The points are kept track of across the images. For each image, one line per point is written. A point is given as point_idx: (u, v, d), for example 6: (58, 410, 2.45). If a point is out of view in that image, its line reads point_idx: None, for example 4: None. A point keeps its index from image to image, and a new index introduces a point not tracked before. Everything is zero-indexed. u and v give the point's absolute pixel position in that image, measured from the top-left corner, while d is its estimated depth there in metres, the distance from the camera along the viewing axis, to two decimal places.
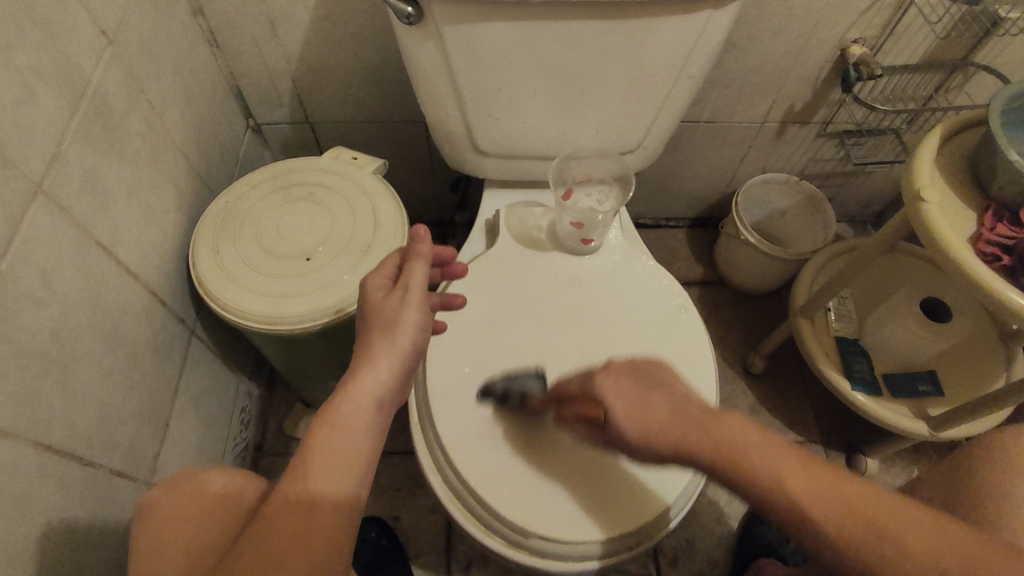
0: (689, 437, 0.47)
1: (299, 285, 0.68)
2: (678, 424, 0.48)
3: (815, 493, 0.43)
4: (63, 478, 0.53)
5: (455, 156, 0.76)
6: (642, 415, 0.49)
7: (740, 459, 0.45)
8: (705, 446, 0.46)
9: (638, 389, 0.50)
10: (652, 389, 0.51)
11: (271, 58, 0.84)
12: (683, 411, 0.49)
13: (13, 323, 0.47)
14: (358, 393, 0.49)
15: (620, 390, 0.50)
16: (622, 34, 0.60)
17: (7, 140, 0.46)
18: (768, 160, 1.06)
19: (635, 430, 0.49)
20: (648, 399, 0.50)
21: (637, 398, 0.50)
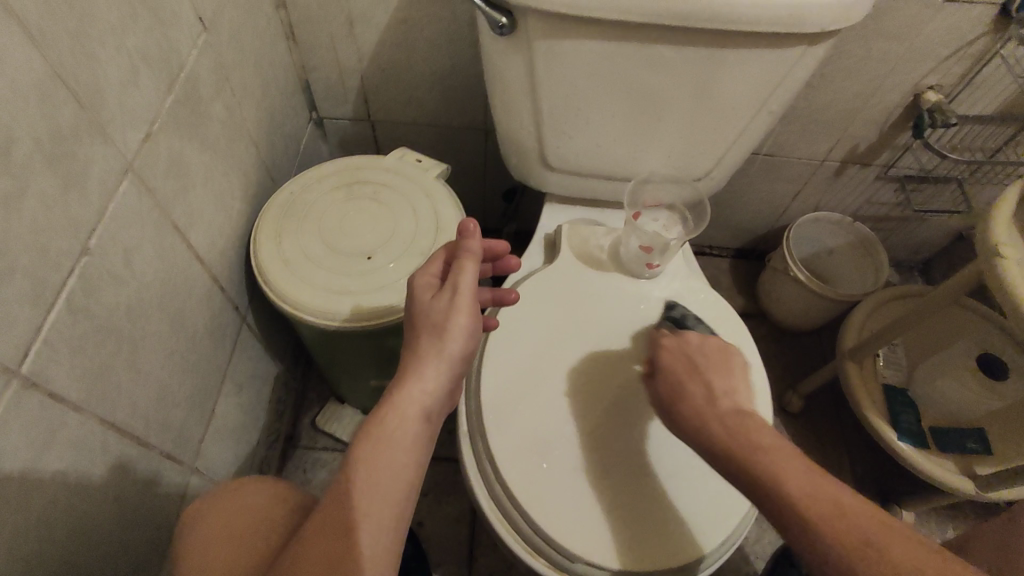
0: (720, 421, 0.49)
1: (358, 282, 0.68)
2: (711, 402, 0.51)
3: (808, 487, 0.42)
4: (122, 456, 0.53)
5: (521, 168, 0.76)
6: (688, 385, 0.53)
7: (767, 454, 0.45)
8: (726, 423, 0.49)
9: (689, 365, 0.55)
10: (699, 373, 0.54)
11: (344, 56, 0.85)
12: (717, 397, 0.51)
13: (96, 298, 0.47)
14: (406, 399, 0.47)
15: (673, 352, 0.56)
16: (713, 64, 0.60)
17: (109, 118, 0.47)
18: (823, 198, 1.05)
19: (666, 384, 0.54)
20: (702, 378, 0.53)
21: (687, 377, 0.54)
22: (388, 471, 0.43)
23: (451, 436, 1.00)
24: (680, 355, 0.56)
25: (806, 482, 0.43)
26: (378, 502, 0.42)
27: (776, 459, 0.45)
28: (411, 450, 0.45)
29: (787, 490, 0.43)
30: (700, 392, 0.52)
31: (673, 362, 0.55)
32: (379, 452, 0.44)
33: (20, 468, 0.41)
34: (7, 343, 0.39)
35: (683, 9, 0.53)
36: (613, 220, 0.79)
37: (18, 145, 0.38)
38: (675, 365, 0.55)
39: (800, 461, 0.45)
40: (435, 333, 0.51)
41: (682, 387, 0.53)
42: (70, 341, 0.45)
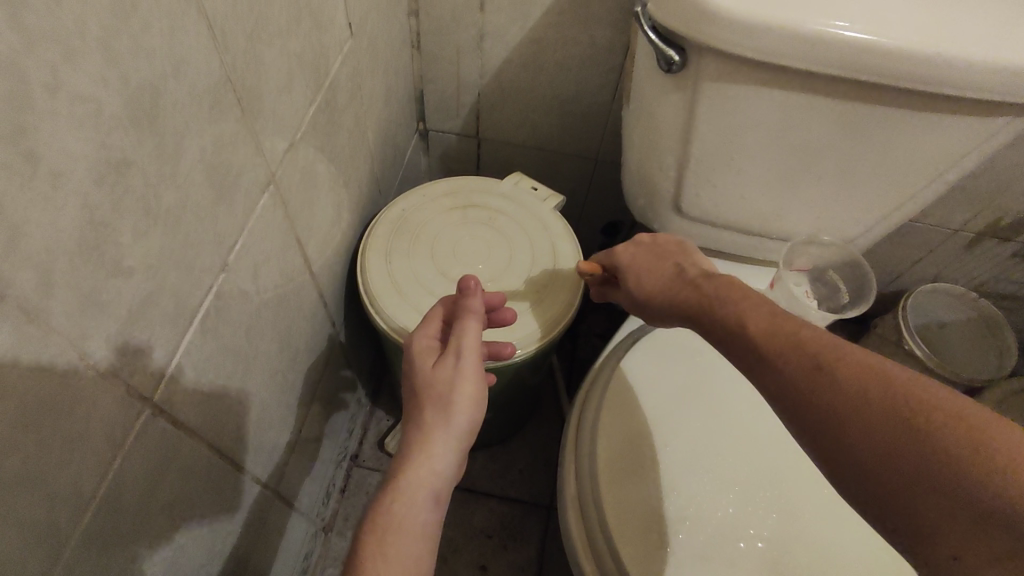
0: (678, 291, 0.49)
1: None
2: (683, 278, 0.50)
3: (793, 338, 0.39)
4: (222, 484, 0.49)
5: (646, 211, 0.71)
6: (647, 276, 0.52)
7: (709, 300, 0.46)
8: (695, 285, 0.48)
9: (654, 257, 0.54)
10: (664, 261, 0.53)
11: (466, 70, 0.81)
12: (684, 270, 0.50)
13: (225, 317, 0.44)
14: (416, 473, 0.43)
15: (636, 255, 0.55)
16: (899, 127, 0.54)
17: (264, 127, 0.43)
18: (946, 268, 0.97)
19: (630, 279, 0.54)
20: (655, 267, 0.53)
21: (645, 263, 0.53)
22: (404, 545, 0.40)
23: (521, 475, 0.95)
24: (631, 254, 0.55)
25: (761, 319, 0.42)
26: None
27: (731, 304, 0.44)
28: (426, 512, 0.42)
29: (754, 339, 0.41)
30: (666, 268, 0.52)
31: (622, 256, 0.55)
32: (393, 526, 0.41)
33: (134, 502, 0.38)
34: (148, 368, 0.36)
35: (889, 67, 0.48)
36: (740, 274, 0.73)
37: (187, 154, 0.35)
38: (626, 260, 0.55)
39: (770, 312, 0.42)
40: (436, 398, 0.45)
41: (631, 273, 0.54)
42: (198, 363, 0.41)
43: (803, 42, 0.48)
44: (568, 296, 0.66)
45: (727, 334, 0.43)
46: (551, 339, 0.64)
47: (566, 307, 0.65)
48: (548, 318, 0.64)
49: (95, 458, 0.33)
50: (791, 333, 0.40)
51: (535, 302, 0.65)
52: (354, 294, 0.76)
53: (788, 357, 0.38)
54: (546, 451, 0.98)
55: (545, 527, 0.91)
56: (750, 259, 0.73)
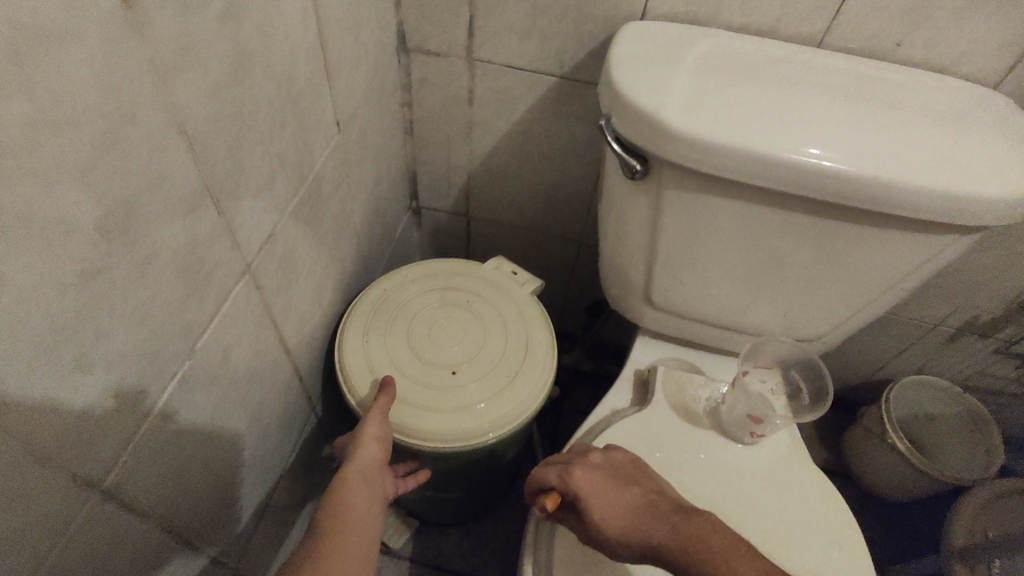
0: (652, 530, 0.50)
1: (438, 400, 0.65)
2: (650, 512, 0.51)
3: None
4: (174, 564, 0.50)
5: (620, 299, 0.74)
6: (613, 509, 0.52)
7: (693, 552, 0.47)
8: (665, 528, 0.50)
9: (612, 486, 0.53)
10: (627, 487, 0.53)
11: (456, 156, 0.85)
12: (637, 493, 0.53)
13: (189, 401, 0.46)
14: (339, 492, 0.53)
15: (594, 480, 0.53)
16: (852, 240, 0.56)
17: (241, 224, 0.47)
18: (928, 360, 0.97)
19: (598, 516, 0.52)
20: (614, 492, 0.53)
21: (606, 493, 0.53)
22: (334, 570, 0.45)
23: (494, 553, 0.94)
24: (590, 476, 0.54)
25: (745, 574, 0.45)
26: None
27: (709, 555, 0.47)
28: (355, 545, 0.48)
29: None
30: (635, 508, 0.52)
31: (578, 480, 0.53)
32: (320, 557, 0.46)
33: None
34: (99, 458, 0.37)
35: (834, 187, 0.51)
36: (708, 365, 0.74)
37: (158, 257, 0.38)
38: (587, 490, 0.53)
39: (723, 538, 0.48)
40: (357, 470, 0.56)
41: (592, 509, 0.52)
42: (156, 447, 0.43)
43: (753, 161, 0.51)
44: (538, 383, 0.68)
45: None
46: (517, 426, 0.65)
47: (535, 395, 0.67)
48: (516, 406, 0.65)
49: (31, 549, 0.34)
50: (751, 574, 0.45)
51: (504, 388, 0.66)
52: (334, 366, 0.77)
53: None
54: (521, 530, 0.96)
55: None
56: (720, 350, 0.75)
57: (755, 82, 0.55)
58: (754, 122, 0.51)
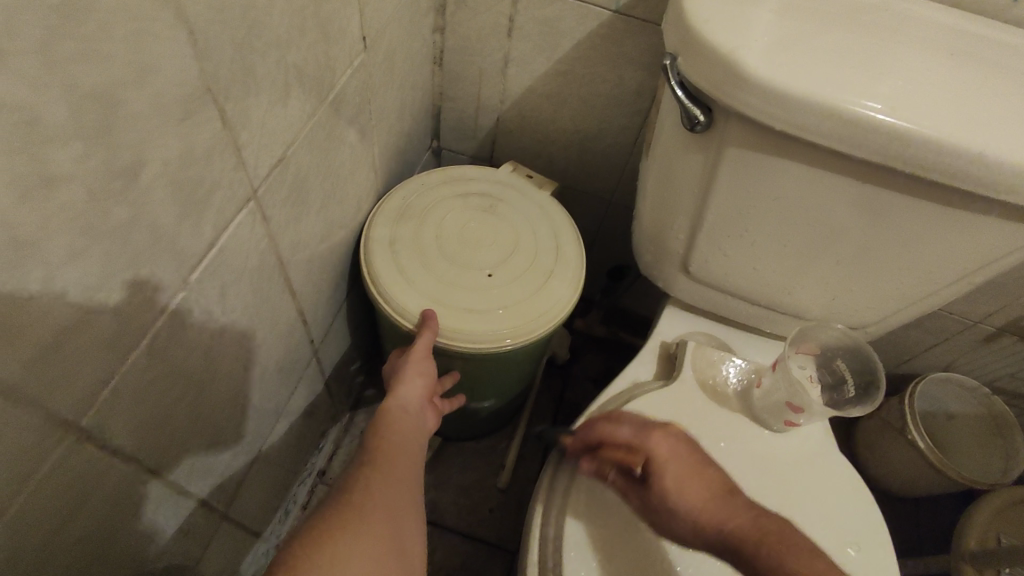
0: (739, 526, 0.45)
1: (480, 299, 0.66)
2: (738, 508, 0.46)
3: None
4: (157, 508, 0.46)
5: (653, 266, 0.68)
6: (690, 488, 0.46)
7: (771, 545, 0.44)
8: (751, 531, 0.45)
9: (693, 460, 0.48)
10: (708, 466, 0.48)
11: (486, 94, 0.78)
12: (717, 479, 0.47)
13: (181, 337, 0.41)
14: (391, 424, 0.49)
15: (675, 450, 0.48)
16: (929, 222, 0.50)
17: (249, 142, 0.41)
18: (959, 358, 0.93)
19: (674, 486, 0.46)
20: (697, 473, 0.47)
21: (690, 469, 0.47)
22: (390, 495, 0.41)
23: (490, 514, 0.91)
24: (673, 445, 0.48)
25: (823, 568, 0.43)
26: (382, 535, 0.38)
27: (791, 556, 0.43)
28: (409, 473, 0.44)
29: None
30: (715, 490, 0.47)
31: (659, 445, 0.48)
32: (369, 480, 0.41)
33: (44, 535, 0.34)
34: (76, 392, 0.32)
35: (927, 160, 0.44)
36: (737, 343, 0.70)
37: (150, 167, 0.32)
38: (667, 458, 0.47)
39: (817, 563, 0.43)
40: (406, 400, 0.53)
41: (672, 483, 0.47)
42: (142, 385, 0.38)
43: (839, 121, 0.44)
44: (570, 281, 0.69)
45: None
46: (551, 327, 0.67)
47: (569, 290, 0.68)
48: (553, 302, 0.67)
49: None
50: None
51: (542, 285, 0.68)
52: (340, 311, 0.72)
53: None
54: (519, 493, 0.93)
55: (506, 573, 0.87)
56: (752, 329, 0.70)
57: (845, 30, 0.48)
58: (844, 76, 0.45)
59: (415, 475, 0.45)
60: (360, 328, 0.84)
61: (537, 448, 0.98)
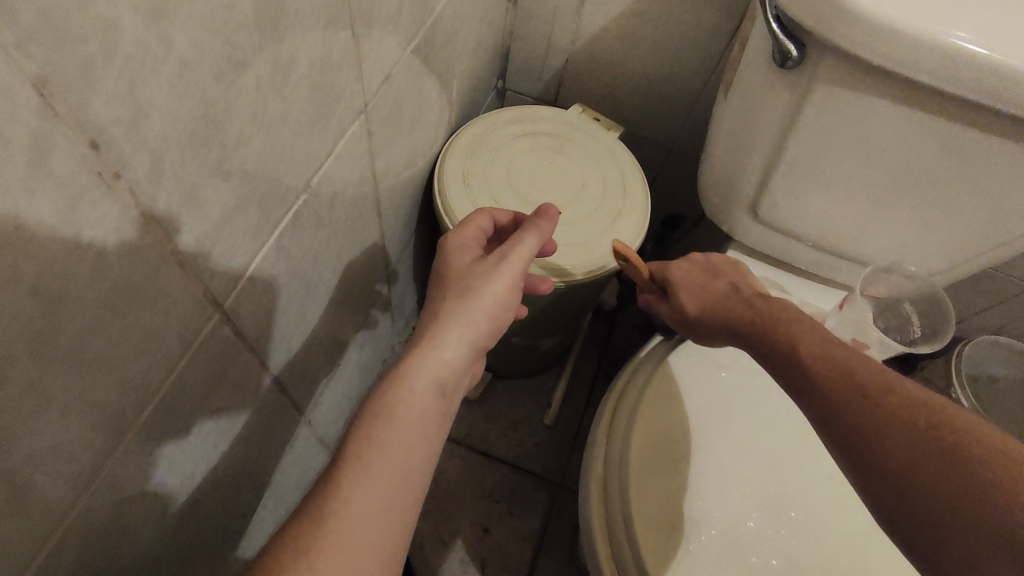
0: (809, 351, 0.43)
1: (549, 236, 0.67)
2: (811, 338, 0.44)
3: (885, 387, 0.38)
4: (262, 401, 0.50)
5: (721, 208, 0.69)
6: (698, 291, 0.55)
7: (779, 333, 0.46)
8: (839, 363, 0.41)
9: (706, 275, 0.57)
10: (717, 280, 0.56)
11: (559, 33, 0.79)
12: (744, 292, 0.53)
13: (298, 239, 0.44)
14: (443, 294, 0.47)
15: (686, 273, 0.57)
16: (1015, 166, 0.50)
17: (368, 56, 0.43)
18: (1011, 322, 0.93)
19: (683, 296, 0.56)
20: (709, 282, 0.56)
21: (700, 281, 0.56)
22: (387, 473, 0.39)
23: (537, 448, 0.95)
24: (686, 270, 0.58)
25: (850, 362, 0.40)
26: (367, 527, 0.37)
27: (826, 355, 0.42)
28: (422, 442, 0.41)
29: (842, 372, 0.40)
30: (724, 290, 0.54)
31: (675, 269, 0.58)
32: (367, 457, 0.39)
33: (190, 404, 0.38)
34: (224, 274, 0.35)
35: (1023, 100, 0.45)
36: (799, 290, 0.71)
37: (297, 66, 0.34)
38: (682, 276, 0.57)
39: (834, 351, 0.42)
40: (462, 256, 0.50)
41: (681, 287, 0.56)
42: (267, 280, 0.42)
43: (939, 56, 0.44)
44: (637, 223, 0.70)
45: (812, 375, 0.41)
46: (615, 268, 0.67)
47: (636, 232, 0.69)
48: (621, 242, 0.68)
49: (165, 352, 0.33)
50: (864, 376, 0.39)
51: (609, 226, 0.69)
52: (410, 241, 0.75)
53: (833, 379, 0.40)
54: (565, 431, 0.97)
55: (551, 503, 0.91)
56: (813, 276, 0.71)
57: None
58: (948, 10, 0.45)
59: (446, 379, 0.44)
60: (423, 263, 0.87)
61: (583, 390, 1.01)
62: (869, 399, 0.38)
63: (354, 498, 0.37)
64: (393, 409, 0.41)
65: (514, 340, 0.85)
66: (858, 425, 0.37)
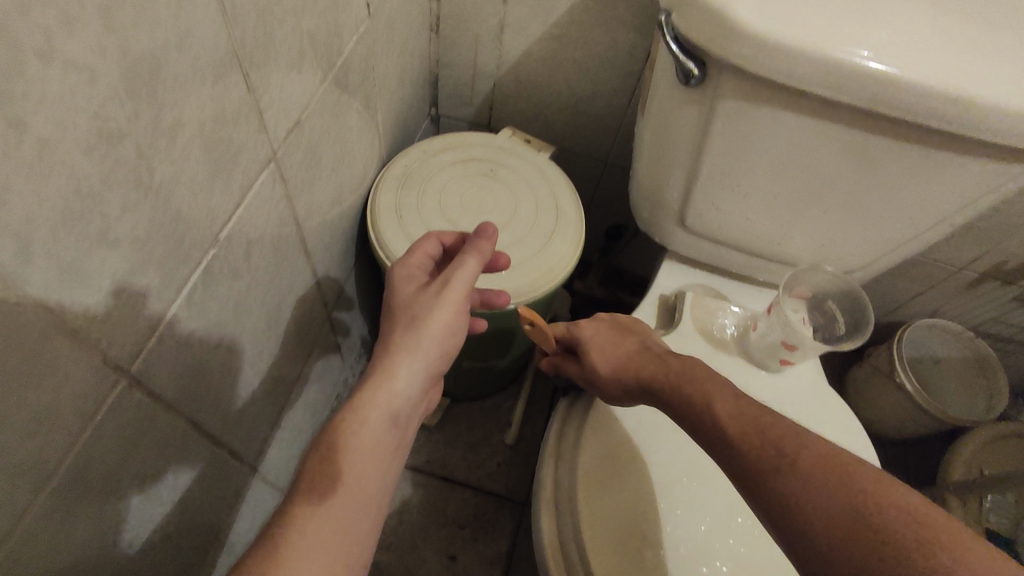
0: (730, 415, 0.43)
1: None
2: (726, 396, 0.45)
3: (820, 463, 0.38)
4: (193, 459, 0.49)
5: (652, 221, 0.71)
6: (609, 358, 0.55)
7: (707, 392, 0.46)
8: (752, 426, 0.41)
9: (614, 335, 0.57)
10: (626, 340, 0.56)
11: (483, 59, 0.80)
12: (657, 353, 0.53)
13: (213, 294, 0.43)
14: (396, 323, 0.47)
15: (598, 331, 0.58)
16: (912, 164, 0.53)
17: (268, 107, 0.43)
18: (945, 305, 0.97)
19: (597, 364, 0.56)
20: (619, 342, 0.56)
21: (610, 343, 0.57)
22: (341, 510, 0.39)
23: (500, 469, 0.95)
24: (596, 327, 0.59)
25: (782, 427, 0.40)
26: (324, 560, 0.37)
27: (751, 414, 0.42)
28: (376, 474, 0.42)
29: (759, 429, 0.41)
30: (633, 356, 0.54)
31: (585, 329, 0.59)
32: (320, 492, 0.39)
33: (104, 470, 0.37)
34: (127, 337, 0.35)
35: (911, 104, 0.47)
36: (734, 293, 0.73)
37: (185, 128, 0.34)
38: (591, 337, 0.58)
39: (750, 407, 0.43)
40: (411, 283, 0.50)
41: (591, 353, 0.57)
42: (181, 339, 0.41)
43: (828, 70, 0.46)
44: (572, 240, 0.71)
45: (726, 435, 0.42)
46: (554, 287, 0.68)
47: (572, 251, 0.70)
48: (558, 261, 0.69)
49: (63, 426, 0.32)
50: (806, 448, 0.39)
51: (544, 247, 0.69)
52: (349, 275, 0.75)
53: (756, 443, 0.40)
54: (526, 449, 0.97)
55: (517, 523, 0.91)
56: (746, 278, 0.73)
57: None
58: (834, 24, 0.47)
59: (398, 413, 0.44)
60: (369, 295, 0.86)
61: (543, 405, 1.01)
62: (801, 475, 0.37)
63: (308, 528, 0.37)
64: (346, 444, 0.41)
65: (465, 364, 0.85)
66: (787, 500, 0.37)
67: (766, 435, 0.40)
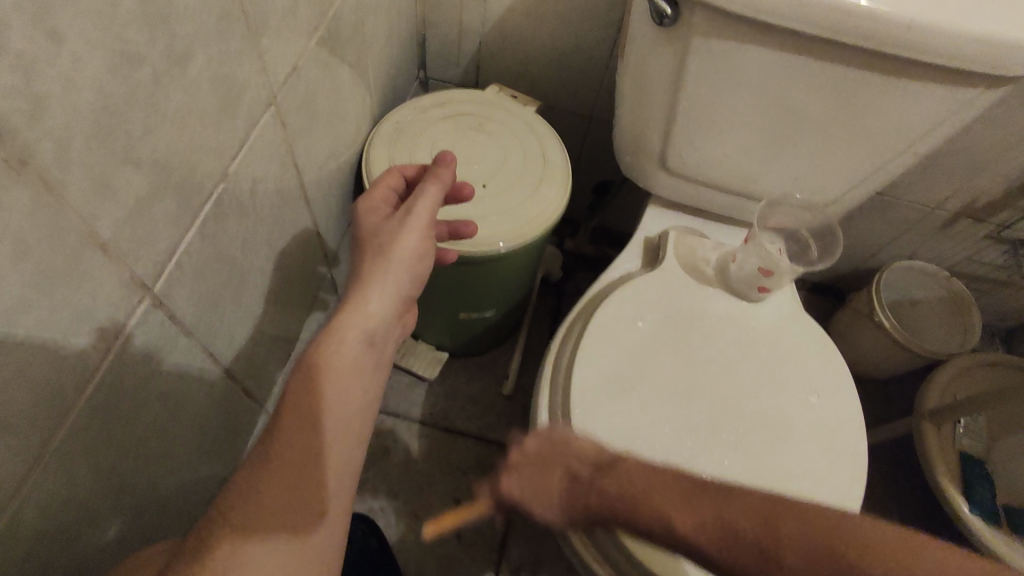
0: (689, 526, 0.41)
1: (478, 207, 0.70)
2: (675, 500, 0.42)
3: (790, 534, 0.38)
4: (210, 387, 0.52)
5: (635, 165, 0.74)
6: (549, 496, 0.49)
7: (661, 502, 0.43)
8: (721, 532, 0.40)
9: (539, 473, 0.50)
10: (553, 467, 0.50)
11: (468, 18, 0.82)
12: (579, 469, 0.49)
13: (224, 228, 0.47)
14: (365, 251, 0.51)
15: (521, 477, 0.50)
16: (875, 91, 0.56)
17: (267, 50, 0.45)
18: (921, 247, 1.01)
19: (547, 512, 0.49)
20: (547, 466, 0.50)
21: (544, 480, 0.50)
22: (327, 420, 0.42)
23: (499, 418, 0.99)
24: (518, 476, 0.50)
25: (740, 511, 0.40)
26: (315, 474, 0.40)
27: (701, 514, 0.41)
28: (357, 388, 0.45)
29: (719, 535, 0.40)
30: (563, 484, 0.49)
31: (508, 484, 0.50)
32: (306, 402, 0.42)
33: (134, 381, 0.41)
34: (150, 256, 0.38)
35: (869, 31, 0.50)
36: (715, 233, 0.77)
37: (194, 60, 0.37)
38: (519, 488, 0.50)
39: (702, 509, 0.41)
40: (375, 215, 0.54)
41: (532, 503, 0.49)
42: (197, 267, 0.44)
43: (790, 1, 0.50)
44: (559, 187, 0.74)
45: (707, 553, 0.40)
46: (542, 231, 0.71)
47: (559, 197, 0.73)
48: (545, 206, 0.72)
49: (98, 332, 0.36)
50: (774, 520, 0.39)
51: (533, 193, 0.73)
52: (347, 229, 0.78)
53: (729, 552, 0.39)
54: (523, 399, 1.01)
55: None
56: (727, 219, 0.77)
57: None
58: None
59: (372, 335, 0.48)
60: None
61: (538, 358, 1.05)
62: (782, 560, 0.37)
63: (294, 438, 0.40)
64: (327, 360, 0.44)
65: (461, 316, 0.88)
66: None
67: (725, 533, 0.40)
